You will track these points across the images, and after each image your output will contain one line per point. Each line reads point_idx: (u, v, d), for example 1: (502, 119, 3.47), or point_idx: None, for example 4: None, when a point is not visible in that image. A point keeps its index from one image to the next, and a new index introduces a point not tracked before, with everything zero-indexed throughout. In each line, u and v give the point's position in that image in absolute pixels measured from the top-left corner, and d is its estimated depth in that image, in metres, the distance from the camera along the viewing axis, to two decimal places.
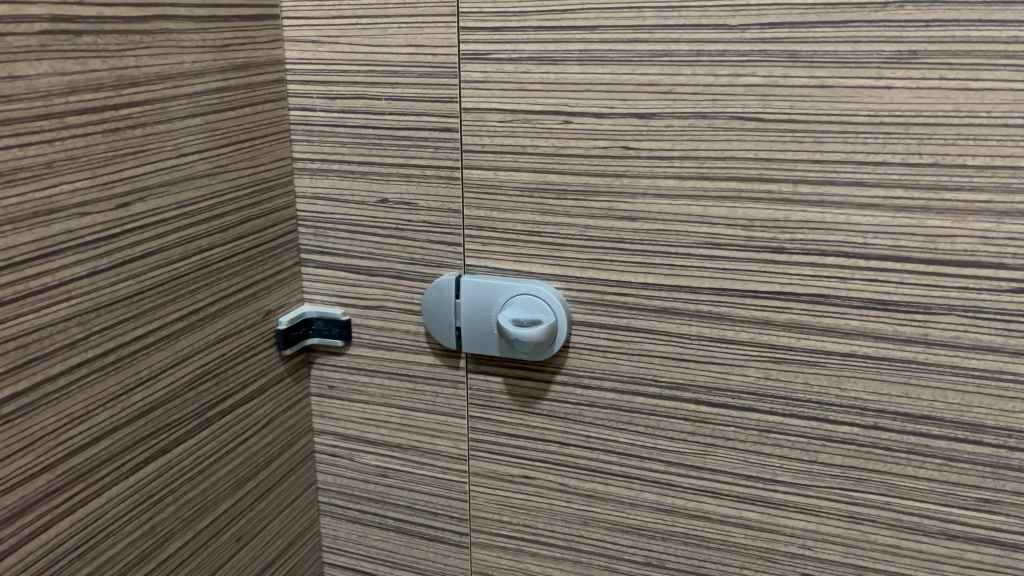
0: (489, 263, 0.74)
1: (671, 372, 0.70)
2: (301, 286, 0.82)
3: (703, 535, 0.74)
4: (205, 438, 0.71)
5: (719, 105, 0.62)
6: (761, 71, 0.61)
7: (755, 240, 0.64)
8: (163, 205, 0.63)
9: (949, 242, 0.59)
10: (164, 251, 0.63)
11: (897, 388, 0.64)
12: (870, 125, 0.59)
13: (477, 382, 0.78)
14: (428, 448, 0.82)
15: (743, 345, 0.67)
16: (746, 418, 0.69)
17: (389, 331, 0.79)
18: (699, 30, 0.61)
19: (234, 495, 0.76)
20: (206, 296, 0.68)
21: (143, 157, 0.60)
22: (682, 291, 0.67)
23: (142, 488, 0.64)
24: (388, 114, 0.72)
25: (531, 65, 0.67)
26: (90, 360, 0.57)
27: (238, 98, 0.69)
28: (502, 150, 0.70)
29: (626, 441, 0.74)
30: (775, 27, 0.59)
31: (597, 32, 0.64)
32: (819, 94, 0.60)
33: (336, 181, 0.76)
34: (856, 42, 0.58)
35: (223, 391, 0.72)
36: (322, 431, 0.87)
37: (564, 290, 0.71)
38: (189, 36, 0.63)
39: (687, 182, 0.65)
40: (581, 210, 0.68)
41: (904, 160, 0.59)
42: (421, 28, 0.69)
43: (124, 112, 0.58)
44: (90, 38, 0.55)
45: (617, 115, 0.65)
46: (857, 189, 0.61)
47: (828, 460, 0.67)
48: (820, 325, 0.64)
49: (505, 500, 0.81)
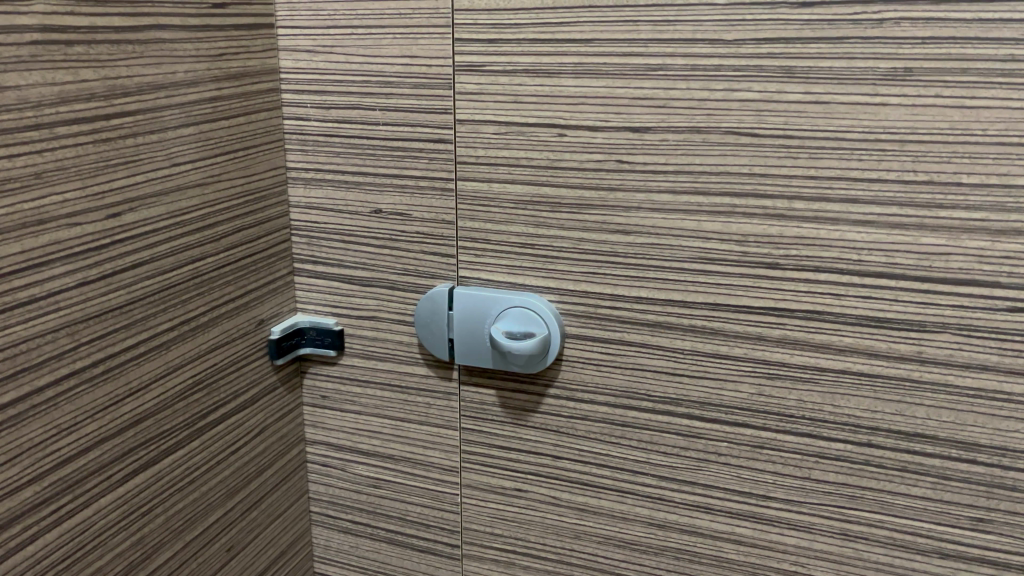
0: (483, 275, 0.73)
1: (664, 387, 0.70)
2: (294, 295, 0.81)
3: (695, 550, 0.73)
4: (196, 448, 0.70)
5: (715, 119, 0.62)
6: (756, 87, 0.60)
7: (749, 255, 0.64)
8: (155, 214, 0.62)
9: (944, 260, 0.59)
10: (155, 260, 0.63)
11: (891, 405, 0.63)
12: (865, 142, 0.59)
13: (469, 394, 0.77)
14: (421, 460, 0.82)
15: (737, 361, 0.67)
16: (740, 434, 0.68)
17: (382, 341, 0.79)
18: (695, 45, 0.61)
19: (225, 505, 0.75)
20: (198, 305, 0.68)
21: (135, 167, 0.60)
22: (675, 305, 0.67)
23: (131, 498, 0.64)
24: (384, 124, 0.72)
25: (526, 78, 0.66)
26: (78, 371, 0.57)
27: (231, 107, 0.69)
28: (497, 162, 0.69)
29: (618, 455, 0.73)
30: (770, 43, 0.59)
31: (593, 45, 0.64)
32: (814, 111, 0.59)
33: (330, 191, 0.76)
34: (851, 59, 0.58)
35: (214, 401, 0.72)
36: (314, 442, 0.86)
37: (557, 303, 0.71)
38: (183, 45, 0.63)
39: (682, 196, 0.65)
40: (575, 222, 0.68)
41: (900, 177, 0.59)
42: (417, 39, 0.69)
43: (115, 122, 0.58)
44: (81, 48, 0.54)
45: (612, 128, 0.65)
46: (852, 205, 0.60)
47: (821, 477, 0.67)
48: (814, 342, 0.64)
49: (496, 512, 0.80)
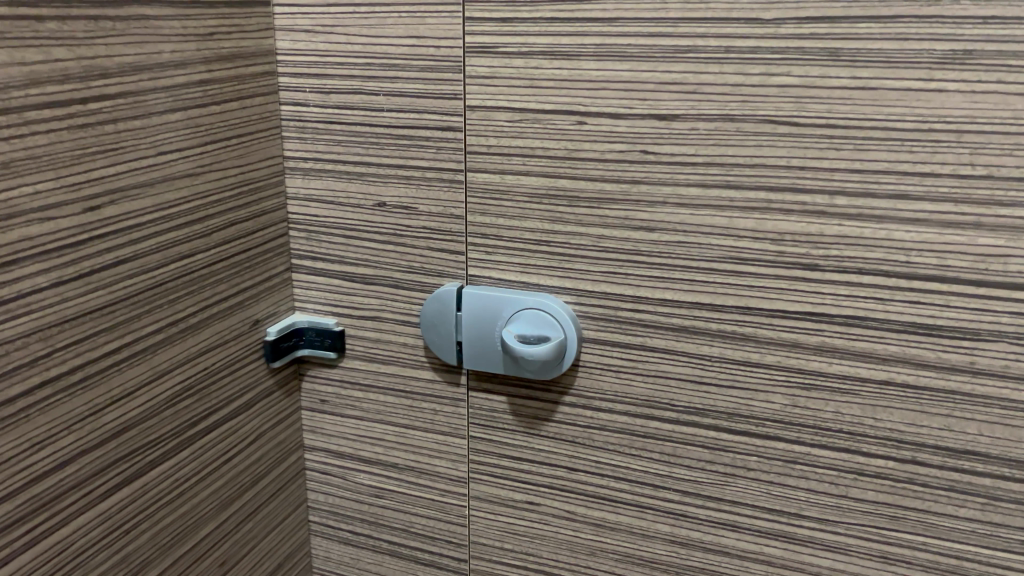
0: (494, 273, 0.68)
1: (688, 396, 0.65)
2: (292, 293, 0.76)
3: (719, 570, 0.68)
4: (186, 458, 0.65)
5: (749, 107, 0.57)
6: (797, 71, 0.55)
7: (785, 255, 0.59)
8: (138, 208, 0.57)
9: (1002, 263, 0.54)
10: (140, 258, 0.58)
11: (938, 420, 0.58)
12: (917, 132, 0.53)
13: (478, 400, 0.72)
14: (426, 469, 0.77)
15: (769, 369, 0.62)
16: (771, 447, 0.63)
17: (385, 343, 0.74)
18: (729, 24, 0.56)
19: (217, 518, 0.70)
20: (188, 305, 0.63)
21: (115, 155, 0.55)
22: (703, 308, 0.62)
23: (114, 515, 0.59)
24: (388, 110, 0.67)
25: (543, 60, 0.61)
26: (52, 379, 0.52)
27: (222, 92, 0.64)
28: (510, 152, 0.64)
29: (639, 468, 0.68)
30: (813, 22, 0.54)
31: (617, 24, 0.58)
32: (861, 97, 0.54)
33: (331, 182, 0.71)
34: (903, 40, 0.52)
35: (205, 408, 0.67)
36: (313, 448, 0.81)
37: (574, 305, 0.66)
38: (169, 23, 0.58)
39: (712, 191, 0.59)
40: (594, 217, 0.63)
41: (955, 171, 0.53)
42: (425, 18, 0.63)
43: (92, 106, 0.52)
44: (54, 24, 0.49)
45: (636, 115, 0.60)
46: (900, 202, 0.55)
47: (859, 495, 0.62)
48: (854, 350, 0.59)
49: (506, 526, 0.75)
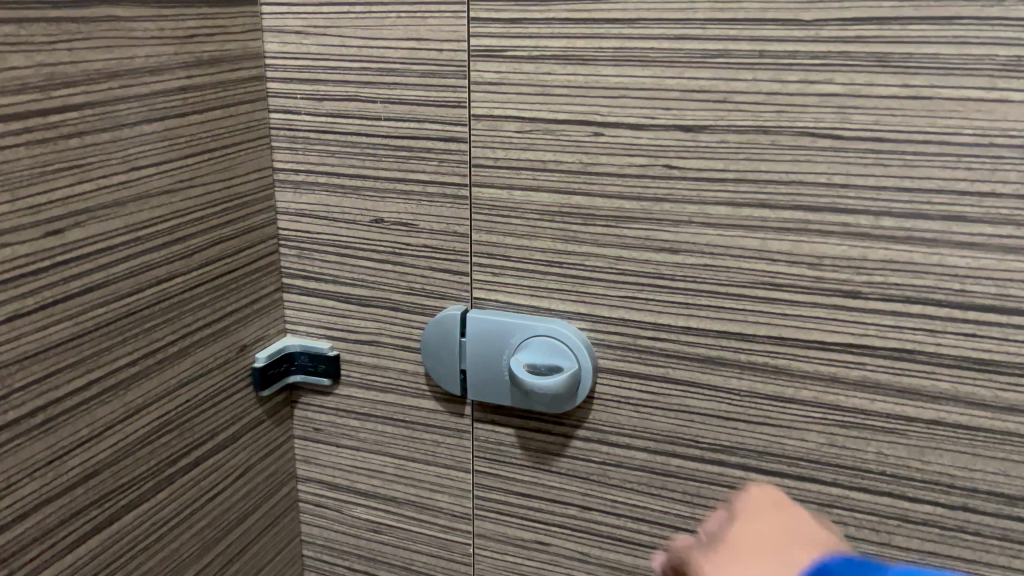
0: (501, 296, 0.62)
1: (714, 433, 0.59)
2: (282, 314, 0.71)
3: None
4: (165, 499, 0.60)
5: (785, 118, 0.51)
6: (840, 77, 0.49)
7: (824, 281, 0.53)
8: (108, 230, 0.52)
9: None
10: (110, 285, 0.52)
11: (993, 463, 0.53)
12: (975, 147, 0.48)
13: (483, 432, 0.67)
14: (427, 504, 0.71)
15: (804, 406, 0.56)
16: (805, 490, 0.58)
17: (383, 370, 0.69)
18: (764, 26, 0.50)
19: (200, 561, 0.65)
20: (166, 333, 0.58)
21: (82, 172, 0.49)
22: (732, 337, 0.56)
23: (83, 567, 0.53)
24: (386, 119, 0.61)
25: (556, 65, 0.55)
26: (10, 423, 0.47)
27: (204, 99, 0.58)
28: (519, 165, 0.58)
29: (659, 508, 0.63)
30: (860, 23, 0.48)
31: (638, 26, 0.53)
32: (912, 107, 0.48)
33: (324, 196, 0.66)
34: (963, 44, 0.46)
35: (186, 444, 0.61)
36: (307, 479, 0.76)
37: (589, 332, 0.60)
38: (144, 24, 0.52)
39: (742, 210, 0.54)
40: (612, 237, 0.57)
41: (1019, 191, 0.48)
42: (425, 18, 0.58)
43: (56, 119, 0.47)
44: (10, 27, 0.44)
45: (659, 126, 0.54)
46: (955, 224, 0.49)
47: (902, 543, 0.56)
48: (900, 386, 0.53)
49: (514, 566, 0.70)
